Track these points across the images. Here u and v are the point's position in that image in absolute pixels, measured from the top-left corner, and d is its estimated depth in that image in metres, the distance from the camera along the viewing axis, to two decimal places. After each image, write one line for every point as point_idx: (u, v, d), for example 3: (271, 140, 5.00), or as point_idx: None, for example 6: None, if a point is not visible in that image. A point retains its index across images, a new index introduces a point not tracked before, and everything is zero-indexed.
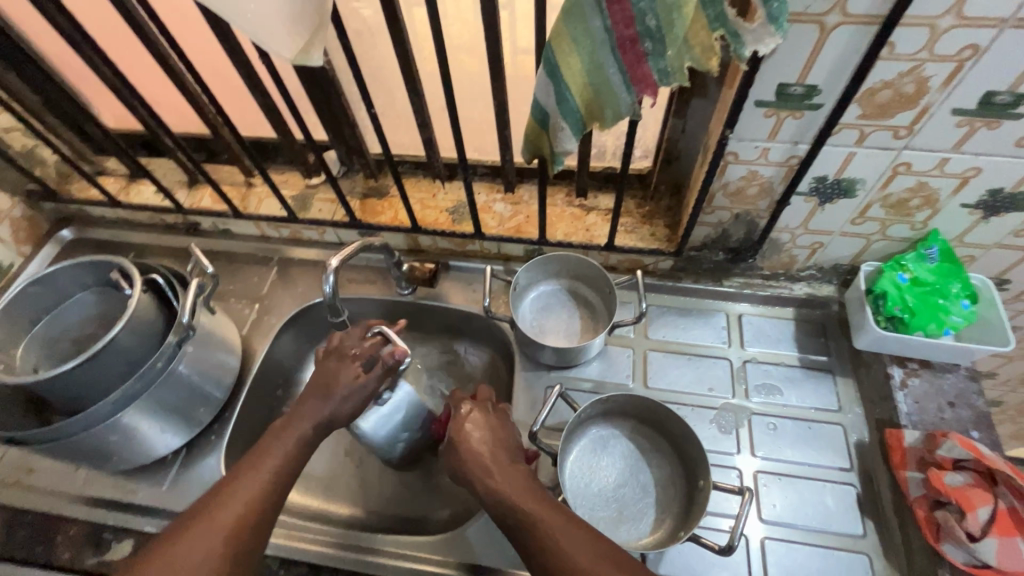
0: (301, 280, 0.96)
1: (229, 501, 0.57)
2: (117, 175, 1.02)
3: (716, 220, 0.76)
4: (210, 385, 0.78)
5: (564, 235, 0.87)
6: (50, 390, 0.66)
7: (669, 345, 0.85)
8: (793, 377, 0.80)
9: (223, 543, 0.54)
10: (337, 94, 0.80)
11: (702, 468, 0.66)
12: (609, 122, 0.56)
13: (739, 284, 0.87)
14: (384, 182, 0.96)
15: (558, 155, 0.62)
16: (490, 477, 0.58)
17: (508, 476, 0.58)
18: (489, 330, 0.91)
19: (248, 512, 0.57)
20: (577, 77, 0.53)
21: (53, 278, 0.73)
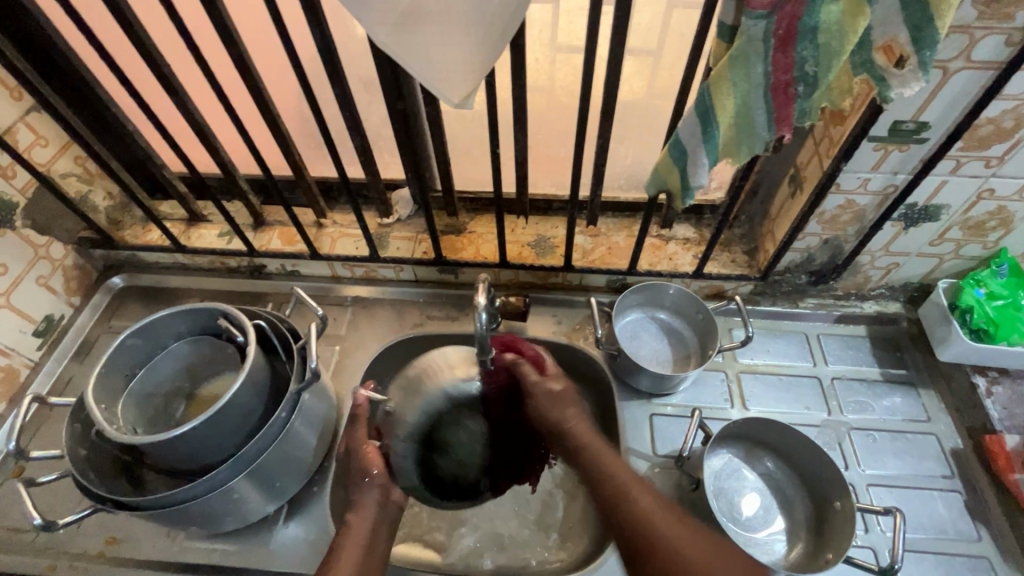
0: (379, 319, 0.95)
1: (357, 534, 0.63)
2: (173, 219, 0.98)
3: (805, 245, 0.81)
4: (315, 434, 0.75)
5: (649, 265, 0.89)
6: (171, 448, 0.62)
7: (758, 367, 0.87)
8: (880, 391, 0.84)
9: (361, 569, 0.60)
10: (435, 134, 0.81)
11: (837, 488, 0.68)
12: (744, 158, 0.60)
13: (814, 305, 0.91)
14: (460, 219, 0.96)
15: (689, 189, 0.64)
16: (613, 477, 0.63)
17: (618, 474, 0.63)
18: (577, 361, 0.90)
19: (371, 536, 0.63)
20: (726, 117, 0.57)
21: (156, 326, 0.70)
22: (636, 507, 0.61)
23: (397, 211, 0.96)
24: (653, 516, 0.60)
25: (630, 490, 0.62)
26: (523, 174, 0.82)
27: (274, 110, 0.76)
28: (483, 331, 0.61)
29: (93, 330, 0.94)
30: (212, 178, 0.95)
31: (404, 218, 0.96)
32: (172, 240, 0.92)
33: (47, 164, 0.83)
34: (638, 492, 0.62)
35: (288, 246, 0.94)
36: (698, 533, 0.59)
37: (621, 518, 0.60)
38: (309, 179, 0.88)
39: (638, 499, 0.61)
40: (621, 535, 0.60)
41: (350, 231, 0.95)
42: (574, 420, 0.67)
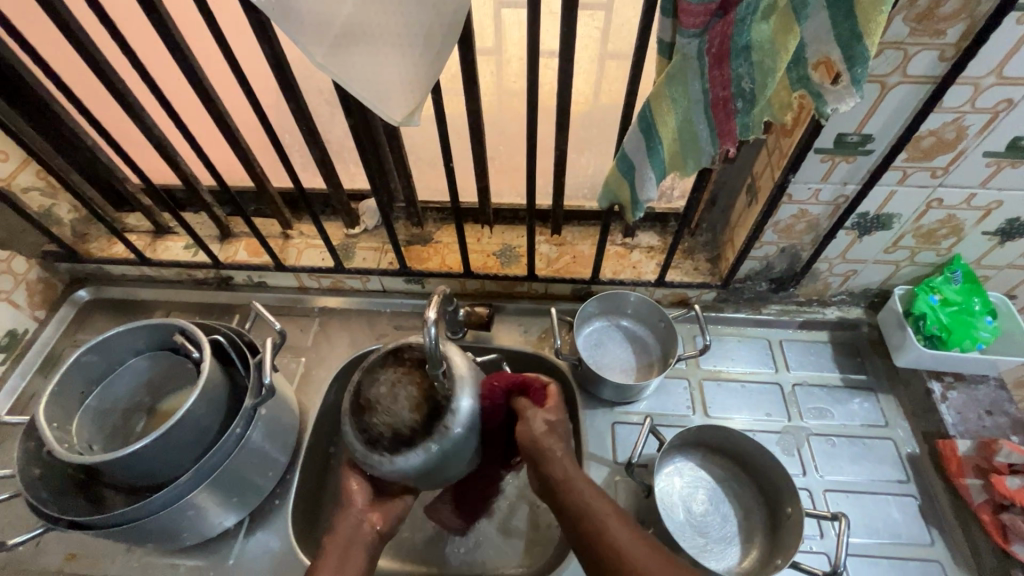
0: (347, 330, 0.95)
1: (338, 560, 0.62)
2: (139, 231, 0.98)
3: (763, 254, 0.82)
4: (276, 448, 0.75)
5: (613, 273, 0.90)
6: (121, 467, 0.62)
7: (720, 374, 0.88)
8: (840, 397, 0.85)
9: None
10: (395, 147, 0.81)
11: (788, 494, 0.69)
12: (689, 171, 0.61)
13: (776, 311, 0.91)
14: (426, 229, 0.96)
15: (639, 203, 0.65)
16: (563, 477, 0.62)
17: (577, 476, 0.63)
18: (543, 370, 0.91)
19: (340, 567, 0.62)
20: (668, 133, 0.58)
21: (112, 343, 0.70)
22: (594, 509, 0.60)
23: (363, 221, 0.96)
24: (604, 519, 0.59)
25: (582, 491, 0.61)
26: (484, 185, 0.82)
27: (230, 124, 0.75)
28: (433, 344, 0.61)
29: (58, 344, 0.94)
30: (176, 190, 0.95)
31: (370, 228, 0.96)
32: (136, 253, 0.92)
33: (6, 179, 0.83)
34: (588, 492, 0.61)
35: (254, 257, 0.94)
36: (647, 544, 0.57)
37: (571, 514, 0.60)
38: (272, 190, 0.88)
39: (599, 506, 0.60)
40: (581, 539, 0.59)
41: (316, 242, 0.95)
42: (543, 432, 0.65)
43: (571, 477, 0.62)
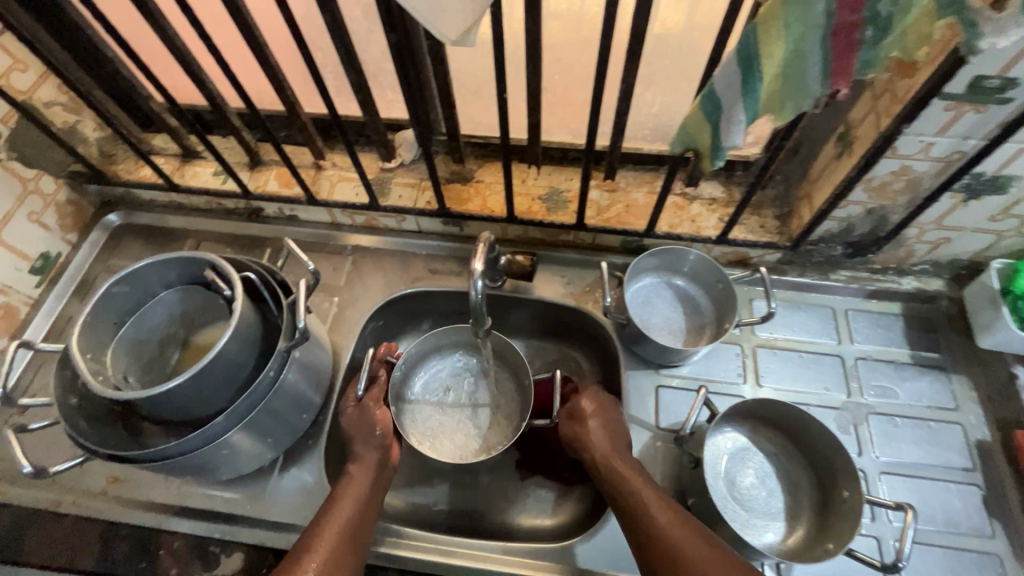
0: (380, 270, 0.90)
1: (350, 494, 0.62)
2: (167, 154, 0.93)
3: (846, 215, 0.73)
4: (310, 388, 0.73)
5: (669, 227, 0.82)
6: (158, 400, 0.60)
7: (776, 342, 0.81)
8: (907, 374, 0.79)
9: (351, 523, 0.59)
10: (439, 72, 0.72)
11: (845, 478, 0.64)
12: (788, 115, 0.52)
13: (846, 278, 0.84)
14: (467, 166, 0.89)
15: (721, 150, 0.56)
16: (623, 477, 0.61)
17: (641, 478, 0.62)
18: (584, 324, 0.86)
19: (362, 500, 0.62)
20: (772, 66, 0.48)
21: (142, 274, 0.67)
22: (657, 511, 0.58)
23: (400, 155, 0.89)
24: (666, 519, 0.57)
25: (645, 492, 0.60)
26: (535, 120, 0.74)
27: (259, 37, 0.67)
28: (476, 296, 0.60)
29: (91, 268, 0.92)
30: (202, 110, 0.89)
31: (407, 162, 0.90)
32: (164, 178, 0.88)
33: (28, 91, 0.78)
34: (650, 494, 0.59)
35: (285, 188, 0.89)
36: (717, 550, 0.54)
37: (630, 515, 0.59)
38: (304, 117, 0.81)
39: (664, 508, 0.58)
40: (642, 541, 0.57)
41: (350, 174, 0.89)
42: (600, 434, 0.66)
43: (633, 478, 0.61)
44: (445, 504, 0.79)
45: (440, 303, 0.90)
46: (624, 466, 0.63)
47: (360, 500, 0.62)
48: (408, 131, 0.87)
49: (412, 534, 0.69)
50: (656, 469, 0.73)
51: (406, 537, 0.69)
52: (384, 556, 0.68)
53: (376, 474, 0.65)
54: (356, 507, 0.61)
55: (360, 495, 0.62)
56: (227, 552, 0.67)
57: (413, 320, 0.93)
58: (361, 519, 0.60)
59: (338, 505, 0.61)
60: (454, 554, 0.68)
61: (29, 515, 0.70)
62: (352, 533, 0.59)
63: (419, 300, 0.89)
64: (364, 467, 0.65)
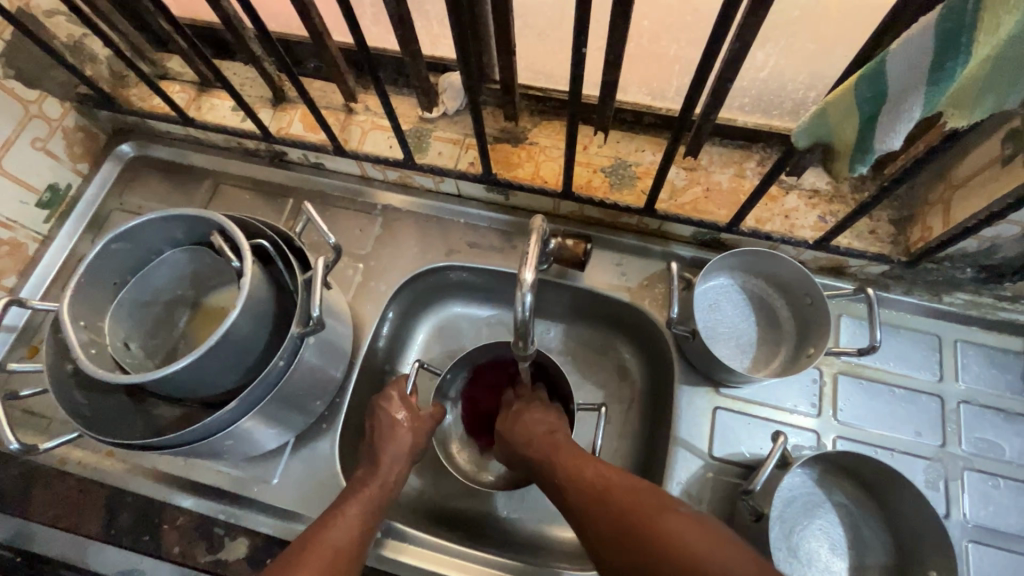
0: (411, 236, 0.80)
1: (360, 496, 0.59)
2: (183, 81, 0.82)
3: (993, 234, 0.58)
4: (326, 371, 0.66)
5: (757, 222, 0.68)
6: (156, 383, 0.54)
7: (864, 370, 0.69)
8: (1021, 428, 0.66)
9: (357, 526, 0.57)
10: (500, 10, 0.57)
11: (935, 555, 0.55)
12: (981, 115, 0.37)
13: (963, 302, 0.69)
14: (520, 124, 0.76)
15: (871, 151, 0.42)
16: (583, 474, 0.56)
17: (598, 468, 0.57)
18: (637, 323, 0.75)
19: (370, 505, 0.59)
20: (987, 45, 0.33)
21: (141, 231, 0.59)
22: (624, 494, 0.52)
23: (443, 103, 0.76)
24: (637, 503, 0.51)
25: (608, 482, 0.54)
26: (613, 80, 0.59)
27: None
28: (523, 311, 0.52)
29: (104, 203, 0.85)
30: (221, 31, 0.77)
31: (450, 113, 0.77)
32: (177, 112, 0.77)
33: None
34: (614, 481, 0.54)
35: (310, 133, 0.78)
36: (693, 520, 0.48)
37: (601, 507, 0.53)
38: (334, 52, 0.69)
39: (634, 489, 0.53)
40: (614, 532, 0.50)
41: (383, 122, 0.78)
42: (543, 431, 0.63)
43: (591, 473, 0.56)
44: (462, 499, 0.74)
45: (475, 279, 0.80)
46: (580, 461, 0.58)
47: (366, 507, 0.59)
48: (455, 75, 0.73)
49: (424, 540, 0.65)
50: (706, 504, 0.64)
51: (419, 543, 0.65)
52: (393, 561, 0.64)
53: (388, 488, 0.61)
54: (366, 512, 0.58)
55: (367, 503, 0.59)
56: (231, 536, 0.64)
57: (444, 294, 0.83)
58: (367, 524, 0.58)
59: (343, 510, 0.58)
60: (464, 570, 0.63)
61: (37, 471, 0.67)
62: (355, 539, 0.56)
63: (452, 274, 0.80)
64: (375, 481, 0.61)
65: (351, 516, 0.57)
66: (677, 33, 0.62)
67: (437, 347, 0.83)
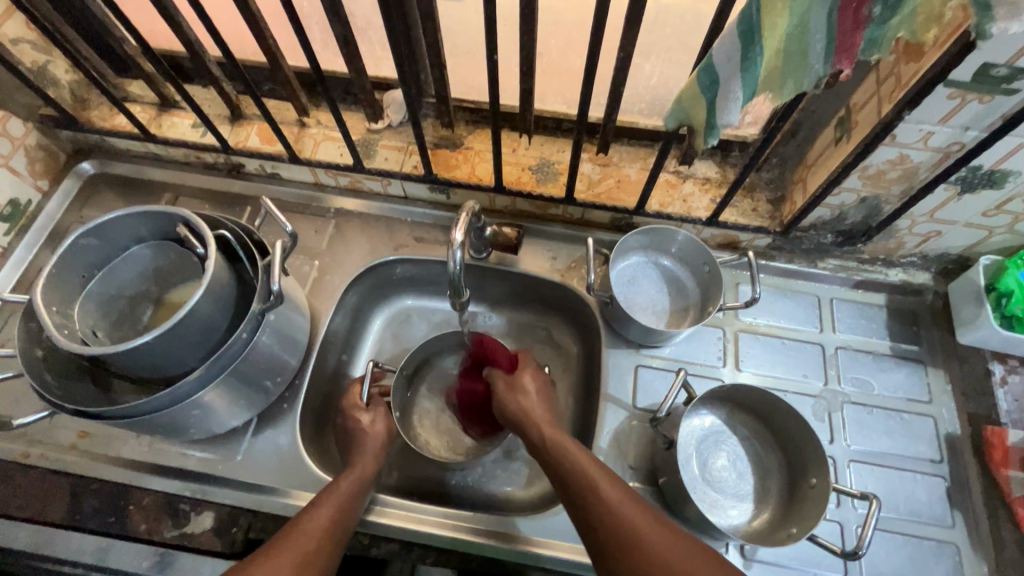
0: (363, 235, 0.88)
1: (339, 487, 0.64)
2: (144, 103, 0.89)
3: (839, 202, 0.72)
4: (286, 354, 0.72)
5: (660, 205, 0.80)
6: (125, 359, 0.59)
7: (759, 328, 0.81)
8: (885, 366, 0.79)
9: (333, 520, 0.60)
10: (428, 29, 0.69)
11: (813, 465, 0.65)
12: (787, 93, 0.50)
13: (833, 266, 0.83)
14: (456, 132, 0.86)
15: (716, 127, 0.54)
16: (588, 476, 0.57)
17: (601, 472, 0.58)
18: (567, 300, 0.85)
19: (344, 499, 0.62)
20: (774, 40, 0.46)
21: (110, 228, 0.65)
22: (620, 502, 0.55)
23: (388, 116, 0.86)
24: (641, 523, 0.53)
25: (606, 492, 0.55)
26: (528, 87, 0.70)
27: None
28: (456, 267, 0.61)
29: (64, 217, 0.89)
30: (181, 57, 0.85)
31: (394, 124, 0.87)
32: (140, 129, 0.84)
33: None
34: (615, 493, 0.55)
35: (266, 145, 0.86)
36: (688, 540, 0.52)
37: (596, 500, 0.55)
38: (288, 71, 0.78)
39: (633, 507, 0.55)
40: (585, 521, 0.56)
41: (334, 134, 0.87)
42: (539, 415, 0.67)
43: (591, 477, 0.57)
44: (420, 471, 0.80)
45: (424, 272, 0.89)
46: (588, 463, 0.59)
47: (340, 501, 0.62)
48: (397, 91, 0.84)
49: (384, 501, 0.70)
50: (632, 449, 0.73)
51: (378, 503, 0.70)
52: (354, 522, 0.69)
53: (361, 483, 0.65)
54: (339, 505, 0.62)
55: (338, 501, 0.62)
56: (197, 510, 0.67)
57: (395, 288, 0.91)
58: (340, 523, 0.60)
59: (320, 505, 0.61)
60: (421, 523, 0.69)
61: None
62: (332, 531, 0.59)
63: (402, 269, 0.88)
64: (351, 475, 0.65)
65: (328, 505, 0.61)
66: (580, 49, 0.75)
67: (391, 337, 0.90)
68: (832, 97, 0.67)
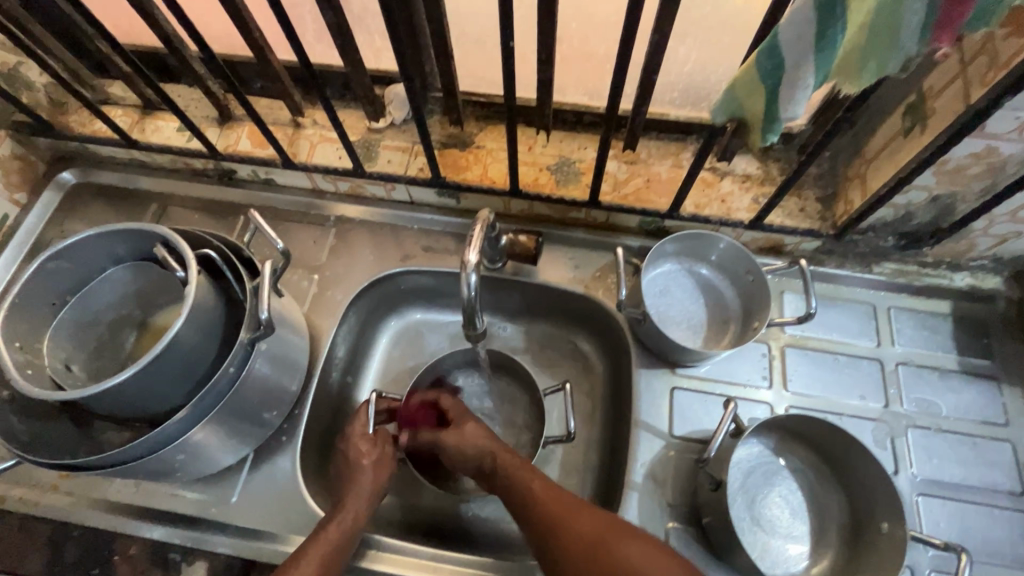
0: (366, 245, 0.80)
1: (325, 535, 0.57)
2: (126, 105, 0.82)
3: (905, 202, 0.63)
4: (284, 383, 0.65)
5: (695, 207, 0.72)
6: (99, 401, 0.52)
7: (808, 342, 0.72)
8: (953, 384, 0.70)
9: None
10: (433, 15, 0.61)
11: (884, 506, 0.57)
12: (869, 79, 0.41)
13: (890, 271, 0.74)
14: (466, 129, 0.78)
15: (777, 122, 0.46)
16: (548, 512, 0.56)
17: (608, 523, 0.53)
18: (592, 313, 0.77)
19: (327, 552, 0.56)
20: (859, 14, 0.37)
21: (79, 250, 0.58)
22: (582, 524, 0.54)
23: (390, 113, 0.78)
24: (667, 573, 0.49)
25: (623, 547, 0.51)
26: (547, 78, 0.62)
27: None
28: (470, 290, 0.54)
29: (44, 231, 0.82)
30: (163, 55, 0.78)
31: (397, 122, 0.79)
32: (121, 135, 0.77)
33: None
34: (631, 547, 0.51)
35: (258, 149, 0.78)
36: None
37: (556, 528, 0.54)
38: (278, 67, 0.70)
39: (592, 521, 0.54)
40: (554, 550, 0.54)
41: (332, 135, 0.79)
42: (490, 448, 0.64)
43: (598, 531, 0.53)
44: (433, 505, 0.72)
45: (433, 283, 0.81)
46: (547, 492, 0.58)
47: (325, 555, 0.56)
48: (399, 85, 0.76)
49: (396, 546, 0.63)
50: (670, 483, 0.65)
51: (388, 548, 0.63)
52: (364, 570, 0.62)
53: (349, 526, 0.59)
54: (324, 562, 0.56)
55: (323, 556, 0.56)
56: (188, 560, 0.61)
57: (402, 301, 0.83)
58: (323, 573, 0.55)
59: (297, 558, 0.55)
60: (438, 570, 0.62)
61: None
62: None
63: (410, 281, 0.80)
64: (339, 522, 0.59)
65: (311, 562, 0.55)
66: (605, 33, 0.66)
67: (399, 355, 0.83)
68: (901, 81, 0.58)
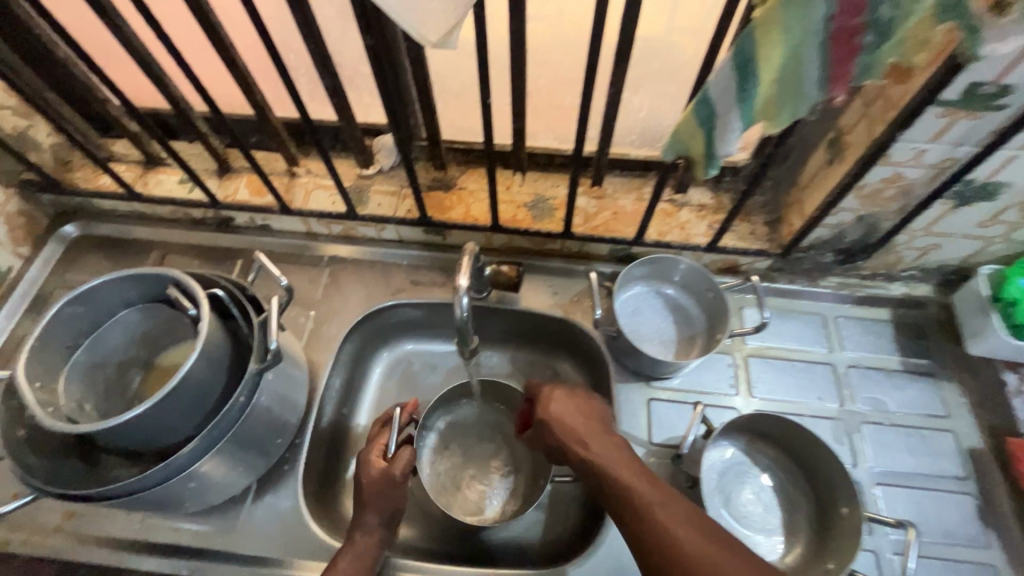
0: (359, 281, 0.86)
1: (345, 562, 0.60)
2: (129, 161, 0.88)
3: (837, 222, 0.72)
4: (286, 412, 0.69)
5: (658, 234, 0.80)
6: (116, 435, 0.56)
7: (768, 351, 0.80)
8: (898, 382, 0.78)
9: None
10: (418, 76, 0.69)
11: (843, 493, 0.63)
12: (784, 120, 0.50)
13: (835, 284, 0.83)
14: (449, 173, 0.86)
15: (715, 158, 0.54)
16: (619, 480, 0.54)
17: (653, 492, 0.53)
18: (572, 336, 0.83)
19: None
20: (769, 71, 0.46)
21: (95, 294, 0.62)
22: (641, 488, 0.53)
23: (379, 161, 0.86)
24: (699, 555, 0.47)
25: (656, 513, 0.51)
26: (521, 126, 0.70)
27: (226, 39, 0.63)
28: (464, 314, 0.60)
29: (46, 282, 0.86)
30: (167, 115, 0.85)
31: (385, 169, 0.86)
32: (125, 188, 0.83)
33: None
34: (667, 516, 0.51)
35: (256, 197, 0.85)
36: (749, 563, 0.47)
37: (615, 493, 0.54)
38: (276, 123, 0.77)
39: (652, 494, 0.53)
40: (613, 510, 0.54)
41: (325, 182, 0.86)
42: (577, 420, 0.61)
43: (651, 495, 0.53)
44: (431, 525, 0.76)
45: (423, 314, 0.86)
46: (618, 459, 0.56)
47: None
48: (387, 136, 0.83)
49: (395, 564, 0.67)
50: None
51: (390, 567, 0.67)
52: None
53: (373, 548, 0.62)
54: None
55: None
56: None
57: (393, 334, 0.88)
58: None
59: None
60: None
61: None
62: None
63: (401, 313, 0.86)
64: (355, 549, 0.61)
65: None
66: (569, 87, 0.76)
67: (392, 384, 0.87)
68: (822, 121, 0.68)
